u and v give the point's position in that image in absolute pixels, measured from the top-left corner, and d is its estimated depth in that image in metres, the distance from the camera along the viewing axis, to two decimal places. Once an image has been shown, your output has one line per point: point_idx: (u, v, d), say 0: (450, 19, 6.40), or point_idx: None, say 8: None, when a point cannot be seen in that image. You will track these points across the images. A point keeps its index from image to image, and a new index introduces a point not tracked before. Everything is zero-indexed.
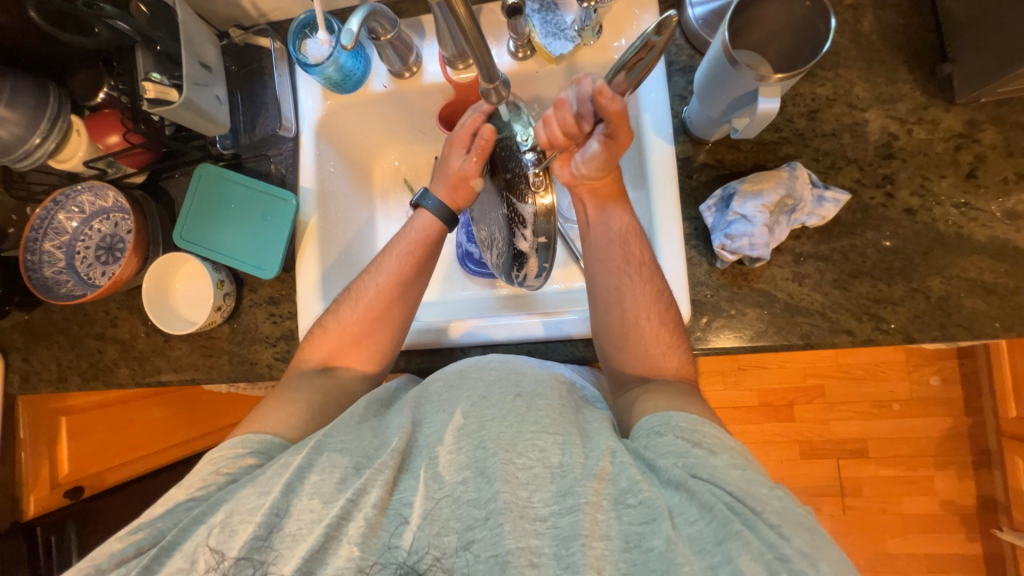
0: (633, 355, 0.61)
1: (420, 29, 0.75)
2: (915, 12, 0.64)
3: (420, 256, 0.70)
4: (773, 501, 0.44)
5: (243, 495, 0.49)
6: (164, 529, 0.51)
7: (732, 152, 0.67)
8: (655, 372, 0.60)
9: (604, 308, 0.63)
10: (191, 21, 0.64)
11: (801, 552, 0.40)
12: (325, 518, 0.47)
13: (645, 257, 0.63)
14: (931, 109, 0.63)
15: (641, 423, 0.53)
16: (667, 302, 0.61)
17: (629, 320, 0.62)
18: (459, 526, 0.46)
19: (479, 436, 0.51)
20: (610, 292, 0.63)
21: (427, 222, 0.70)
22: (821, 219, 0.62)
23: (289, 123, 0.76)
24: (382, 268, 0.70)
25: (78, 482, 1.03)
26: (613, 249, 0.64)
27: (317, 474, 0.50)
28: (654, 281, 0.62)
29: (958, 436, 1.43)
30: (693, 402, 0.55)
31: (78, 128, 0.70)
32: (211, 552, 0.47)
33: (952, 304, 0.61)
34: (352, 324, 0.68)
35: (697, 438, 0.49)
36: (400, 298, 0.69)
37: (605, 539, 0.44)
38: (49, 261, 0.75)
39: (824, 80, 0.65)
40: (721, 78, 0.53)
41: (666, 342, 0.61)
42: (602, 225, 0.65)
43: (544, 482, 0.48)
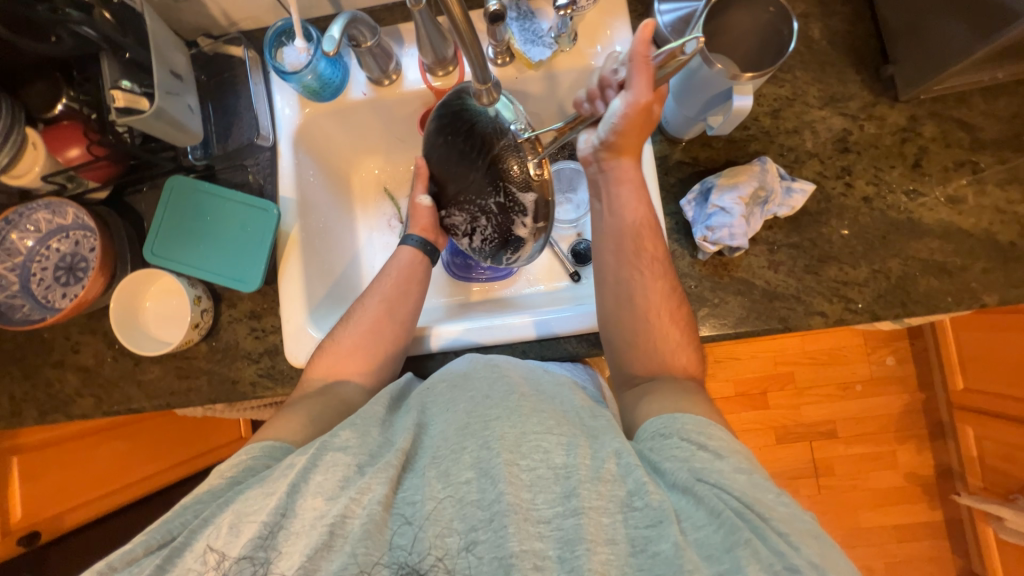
0: (643, 353, 0.62)
1: (398, 37, 0.75)
2: (857, 19, 0.71)
3: (406, 287, 0.72)
4: (779, 507, 0.44)
5: (251, 496, 0.47)
6: (175, 528, 0.48)
7: (706, 150, 0.70)
8: (661, 368, 0.61)
9: (616, 298, 0.64)
10: (160, 29, 0.62)
11: (811, 563, 0.40)
12: (327, 516, 0.45)
13: (657, 249, 0.64)
14: (878, 107, 0.69)
15: (647, 425, 0.54)
16: (677, 298, 0.63)
17: (640, 314, 0.62)
18: (461, 527, 0.45)
19: (483, 437, 0.50)
20: (620, 287, 0.64)
21: (410, 256, 0.74)
22: (791, 209, 0.67)
23: (266, 132, 0.74)
24: (372, 293, 0.72)
25: (34, 527, 0.93)
26: (625, 241, 0.64)
27: (321, 474, 0.48)
28: (664, 278, 0.63)
29: (914, 411, 1.54)
30: (697, 400, 0.56)
31: (34, 141, 0.65)
32: (213, 552, 0.45)
33: (909, 283, 0.67)
34: (344, 355, 0.67)
35: (703, 441, 0.50)
36: (390, 326, 0.70)
37: (610, 544, 0.44)
38: (1, 285, 0.70)
39: (783, 82, 0.71)
40: (697, 79, 0.56)
41: (672, 339, 0.62)
42: (604, 218, 0.66)
43: (548, 484, 0.47)
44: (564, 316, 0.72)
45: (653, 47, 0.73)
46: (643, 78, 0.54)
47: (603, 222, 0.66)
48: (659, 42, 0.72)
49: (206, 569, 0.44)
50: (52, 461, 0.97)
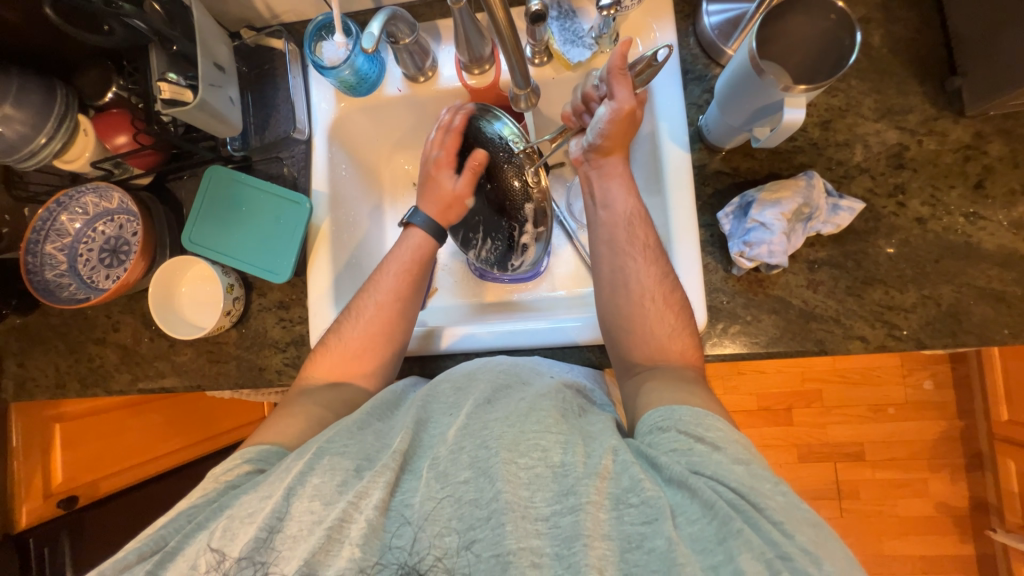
0: (639, 339, 0.61)
1: (436, 34, 0.75)
2: (924, 26, 0.66)
3: (415, 274, 0.70)
4: (777, 496, 0.43)
5: (244, 501, 0.49)
6: (167, 535, 0.49)
7: (748, 160, 0.67)
8: (660, 354, 0.59)
9: (609, 287, 0.64)
10: (206, 22, 0.63)
11: (803, 550, 0.39)
12: (325, 520, 0.46)
13: (650, 240, 0.64)
14: (940, 121, 0.65)
15: (645, 418, 0.53)
16: (673, 283, 0.62)
17: (633, 299, 0.62)
18: (460, 526, 0.46)
19: (482, 436, 0.50)
20: (614, 276, 0.64)
21: (421, 240, 0.71)
22: (836, 227, 0.63)
23: (302, 125, 0.75)
24: (379, 284, 0.69)
25: (73, 491, 1.00)
26: (619, 232, 0.65)
27: (318, 476, 0.49)
28: (658, 264, 0.62)
29: (950, 439, 1.46)
30: (698, 391, 0.54)
31: (85, 127, 0.68)
32: (212, 553, 0.46)
33: (962, 311, 0.63)
34: (352, 341, 0.66)
35: (701, 433, 0.48)
36: (400, 316, 0.68)
37: (606, 540, 0.43)
38: (51, 264, 0.73)
39: (836, 91, 0.67)
40: (745, 88, 0.53)
41: (667, 325, 0.60)
42: (608, 215, 0.66)
43: (547, 482, 0.47)
44: (587, 324, 0.71)
45: (699, 50, 0.70)
46: (624, 85, 0.59)
47: (597, 215, 0.68)
48: (705, 45, 0.69)
49: (205, 570, 0.45)
50: (91, 429, 1.02)
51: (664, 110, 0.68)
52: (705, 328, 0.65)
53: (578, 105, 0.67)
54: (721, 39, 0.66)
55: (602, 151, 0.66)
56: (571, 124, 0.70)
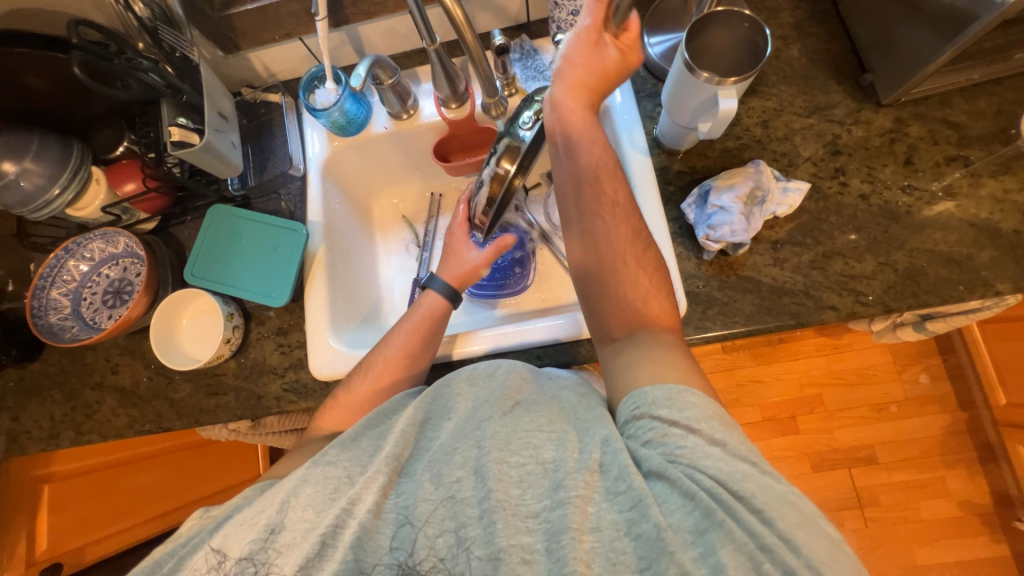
0: (615, 302, 0.61)
1: (416, 78, 0.85)
2: (833, 39, 0.77)
3: (427, 333, 0.70)
4: (755, 477, 0.44)
5: (239, 518, 0.50)
6: (162, 561, 0.50)
7: (703, 159, 0.75)
8: (638, 317, 0.60)
9: (584, 245, 0.64)
10: (211, 78, 0.72)
11: (783, 536, 0.40)
12: (320, 526, 0.47)
13: (618, 197, 0.63)
14: (863, 112, 0.74)
15: (621, 407, 0.53)
16: (645, 241, 0.63)
17: (608, 262, 0.62)
18: (453, 524, 0.46)
19: (475, 435, 0.50)
20: (586, 237, 0.64)
21: (434, 301, 0.72)
22: (789, 207, 0.69)
23: (298, 164, 0.82)
24: (392, 341, 0.70)
25: (57, 559, 0.95)
26: (584, 189, 0.64)
27: (311, 487, 0.50)
28: (629, 223, 0.63)
29: (958, 432, 1.45)
30: (673, 362, 0.54)
31: (98, 176, 0.74)
32: (213, 554, 0.48)
33: (918, 274, 0.67)
34: (361, 393, 0.66)
35: (675, 416, 0.48)
36: (407, 370, 0.68)
37: (595, 532, 0.44)
38: (55, 308, 0.76)
39: (769, 95, 0.76)
40: (685, 90, 0.62)
41: (641, 287, 0.61)
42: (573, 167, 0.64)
43: (537, 479, 0.47)
44: (572, 322, 0.74)
45: (647, 74, 0.81)
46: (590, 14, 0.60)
47: (560, 166, 0.65)
48: (651, 68, 0.80)
49: (210, 569, 0.47)
50: (83, 490, 1.00)
51: (623, 123, 0.77)
52: (686, 312, 0.69)
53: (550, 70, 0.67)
54: (664, 62, 0.77)
55: (567, 81, 0.62)
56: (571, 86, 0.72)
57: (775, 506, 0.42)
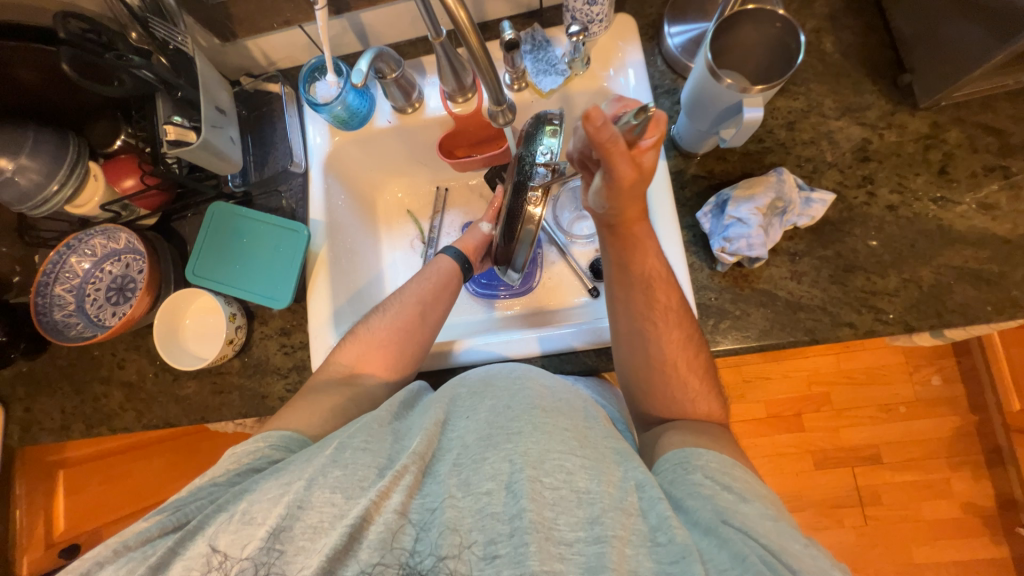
0: (661, 400, 0.61)
1: (421, 69, 0.81)
2: (870, 32, 0.72)
3: (439, 284, 0.73)
4: (807, 558, 0.41)
5: (266, 487, 0.47)
6: (190, 512, 0.48)
7: (721, 163, 0.71)
8: (684, 415, 0.60)
9: (631, 349, 0.62)
10: (209, 71, 0.69)
11: None
12: (347, 515, 0.45)
13: (670, 301, 0.62)
14: (898, 115, 0.69)
15: (666, 457, 0.53)
16: (695, 344, 0.62)
17: (654, 364, 0.61)
18: (482, 538, 0.44)
19: (506, 450, 0.49)
20: (634, 338, 0.62)
21: (446, 266, 0.76)
22: (811, 219, 0.66)
23: (299, 159, 0.80)
24: (407, 292, 0.72)
25: (74, 540, 1.01)
26: (636, 292, 0.62)
27: (340, 470, 0.48)
28: (680, 326, 0.61)
29: (967, 435, 1.43)
30: (720, 439, 0.55)
31: (95, 173, 0.73)
32: (226, 548, 0.44)
33: (944, 292, 0.64)
34: (380, 332, 0.68)
35: (727, 482, 0.48)
36: (422, 315, 0.70)
37: (633, 575, 0.41)
38: (60, 305, 0.76)
39: (797, 95, 0.71)
40: (709, 95, 0.58)
41: (688, 389, 0.60)
42: (626, 269, 0.63)
43: (571, 506, 0.45)
44: (578, 330, 0.72)
45: (666, 68, 0.76)
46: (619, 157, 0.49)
47: (611, 270, 0.65)
48: (671, 62, 0.75)
49: (212, 568, 0.43)
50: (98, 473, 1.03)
51: None
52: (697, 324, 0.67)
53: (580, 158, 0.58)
54: (684, 55, 0.72)
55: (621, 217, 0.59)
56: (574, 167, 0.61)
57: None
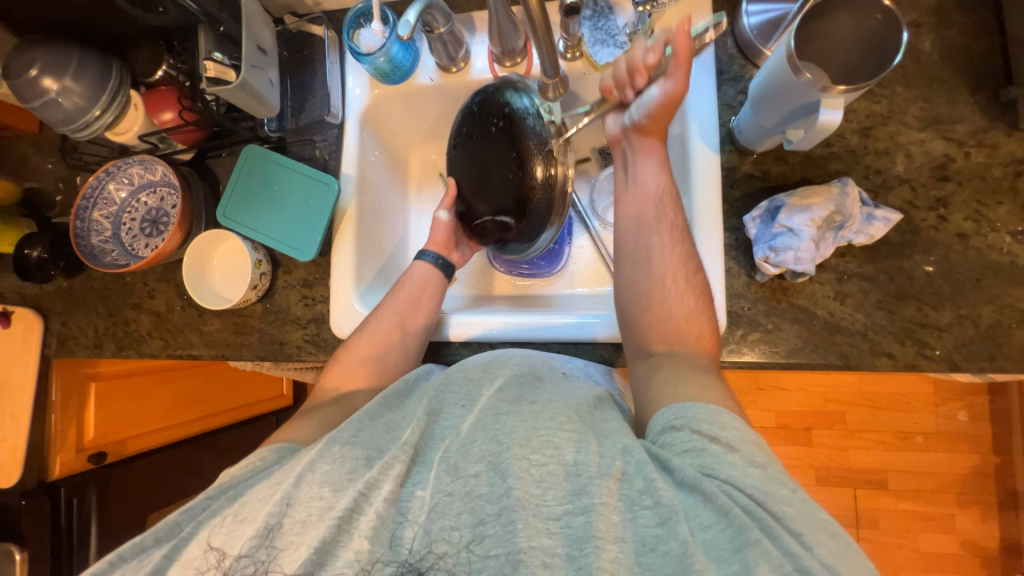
0: (656, 320, 0.61)
1: (470, 25, 0.76)
2: (978, 33, 0.63)
3: (419, 293, 0.74)
4: (795, 503, 0.42)
5: (257, 493, 0.49)
6: (182, 522, 0.50)
7: (780, 164, 0.66)
8: (678, 337, 0.59)
9: (634, 263, 0.64)
10: (253, 5, 0.66)
11: (823, 564, 0.38)
12: (335, 507, 0.45)
13: (677, 218, 0.63)
14: (991, 133, 0.62)
15: (656, 419, 0.51)
16: (697, 266, 0.61)
17: (654, 278, 0.62)
18: (470, 520, 0.45)
19: (493, 430, 0.49)
20: (638, 251, 0.64)
21: (425, 271, 0.76)
22: (869, 238, 0.61)
23: (336, 110, 0.78)
24: (386, 305, 0.73)
25: (102, 448, 1.03)
26: (647, 208, 0.64)
27: (327, 464, 0.49)
28: (682, 244, 0.62)
29: (984, 475, 1.38)
30: (713, 385, 0.53)
31: (135, 103, 0.72)
32: (218, 548, 0.46)
33: (1002, 334, 0.59)
34: (359, 350, 0.70)
35: (715, 432, 0.47)
36: (401, 327, 0.71)
37: (619, 542, 0.42)
38: (97, 230, 0.78)
39: (879, 97, 0.64)
40: (780, 89, 0.53)
41: (687, 304, 0.60)
42: (639, 183, 0.66)
43: (559, 481, 0.46)
44: (605, 321, 0.70)
45: (736, 51, 0.69)
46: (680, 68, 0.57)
47: (627, 189, 0.67)
48: (743, 45, 0.68)
49: (208, 567, 0.45)
50: (122, 391, 1.06)
51: (696, 110, 0.67)
52: (724, 333, 0.64)
53: (621, 74, 0.60)
54: (759, 39, 0.65)
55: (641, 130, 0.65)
56: (612, 97, 0.63)
57: (814, 532, 0.40)
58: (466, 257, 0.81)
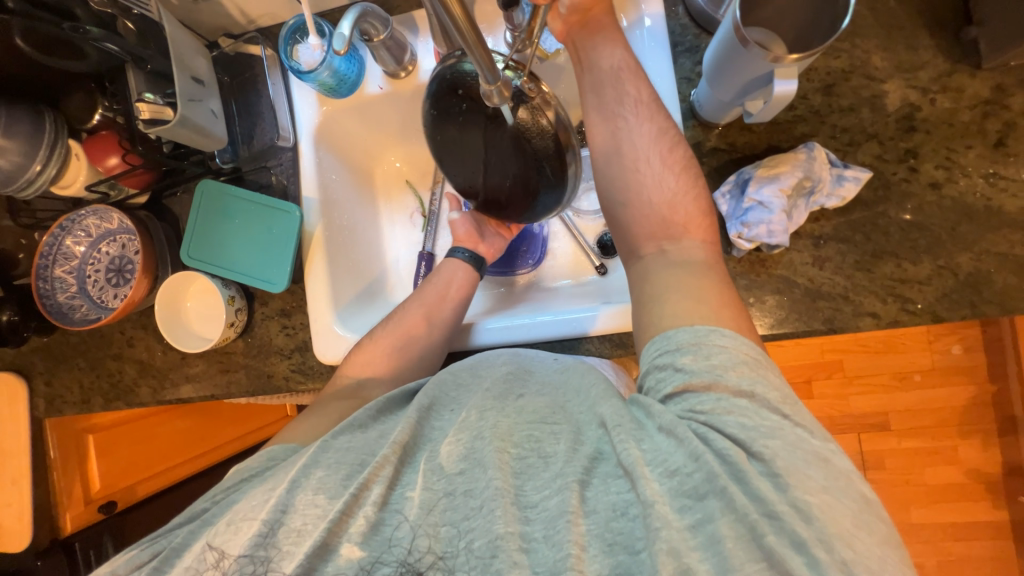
0: (638, 210, 0.60)
1: (412, 25, 0.73)
2: None
3: (449, 292, 0.74)
4: (767, 442, 0.41)
5: (249, 498, 0.48)
6: (177, 535, 0.50)
7: (745, 134, 0.64)
8: (666, 224, 0.58)
9: (607, 155, 0.62)
10: (180, 35, 0.63)
11: (795, 506, 0.38)
12: (329, 513, 0.45)
13: (642, 95, 0.61)
14: (955, 76, 0.60)
15: (645, 355, 0.51)
16: (673, 140, 0.60)
17: (628, 165, 0.61)
18: (454, 517, 0.44)
19: (476, 427, 0.48)
20: (608, 142, 0.62)
21: (455, 267, 0.76)
22: (841, 200, 0.60)
23: (287, 133, 0.75)
24: (414, 299, 0.73)
25: (111, 496, 1.05)
26: (608, 91, 0.62)
27: (321, 470, 0.48)
28: (653, 120, 0.60)
29: (982, 405, 1.41)
30: (704, 292, 0.52)
31: (77, 152, 0.71)
32: (214, 550, 0.46)
33: (982, 280, 0.59)
34: (383, 340, 0.69)
35: (698, 365, 0.46)
36: (430, 319, 0.71)
37: (590, 516, 0.42)
38: (62, 287, 0.76)
39: (839, 51, 0.62)
40: (732, 60, 0.51)
41: (667, 188, 0.59)
42: (596, 69, 0.62)
43: (537, 471, 0.46)
44: (592, 313, 0.68)
45: (688, 20, 0.66)
46: None
47: (584, 80, 0.64)
48: (695, 13, 0.66)
49: (206, 567, 0.45)
50: (123, 438, 1.06)
51: (652, 89, 0.65)
52: None
53: None
54: (710, 4, 0.63)
55: (580, 9, 0.60)
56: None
57: (795, 471, 0.39)
58: (495, 246, 0.80)
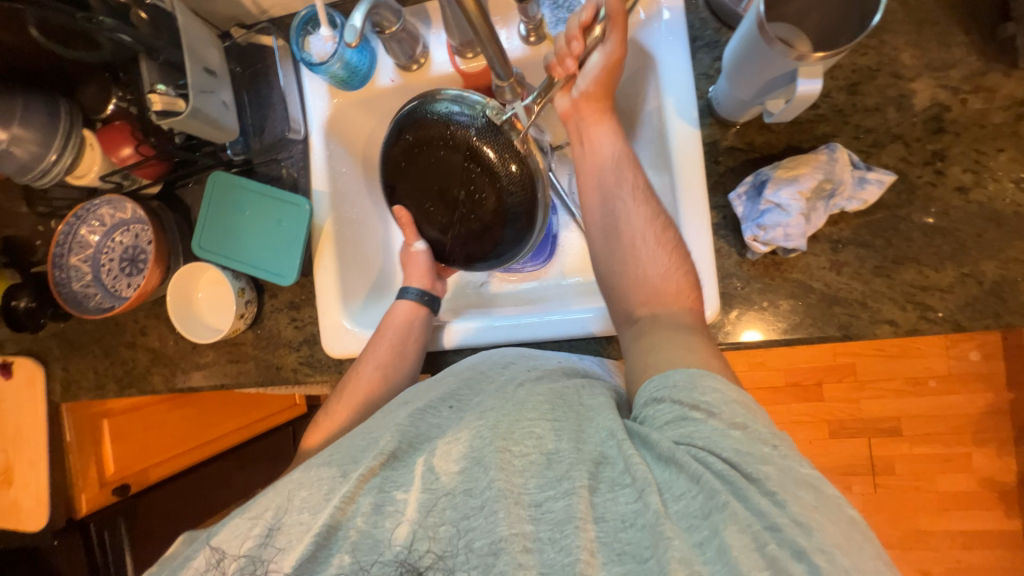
0: (632, 284, 0.60)
1: (425, 17, 0.72)
2: None
3: (398, 343, 0.69)
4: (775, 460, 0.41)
5: (233, 522, 0.48)
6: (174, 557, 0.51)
7: (764, 133, 0.62)
8: (655, 295, 0.58)
9: (604, 234, 0.64)
10: (192, 25, 0.63)
11: (796, 521, 0.37)
12: (313, 527, 0.45)
13: (638, 182, 0.63)
14: (989, 75, 0.58)
15: (641, 391, 0.50)
16: (666, 223, 0.61)
17: (625, 241, 0.61)
18: (455, 516, 0.45)
19: (477, 426, 0.48)
20: (605, 221, 0.64)
21: (406, 311, 0.71)
22: (863, 203, 0.58)
23: (297, 125, 0.75)
24: (366, 357, 0.69)
25: (124, 479, 1.05)
26: (608, 175, 0.64)
27: (305, 489, 0.48)
28: (648, 204, 0.62)
29: (999, 412, 1.37)
30: (694, 349, 0.51)
31: (91, 142, 0.71)
32: (213, 552, 0.47)
33: (1007, 289, 0.57)
34: (337, 413, 0.67)
35: (695, 399, 0.45)
36: (384, 382, 0.67)
37: (599, 522, 0.42)
38: (77, 276, 0.77)
39: (866, 48, 0.60)
40: (754, 57, 0.49)
41: (660, 265, 0.59)
42: (597, 156, 0.65)
43: (539, 469, 0.45)
44: (598, 314, 0.67)
45: (708, 14, 0.65)
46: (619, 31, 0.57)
47: (584, 163, 0.67)
48: (716, 7, 0.64)
49: (209, 568, 0.46)
50: (137, 422, 1.09)
51: (670, 83, 0.62)
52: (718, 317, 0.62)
53: (562, 49, 0.56)
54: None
55: (590, 98, 0.65)
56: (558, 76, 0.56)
57: (789, 489, 0.39)
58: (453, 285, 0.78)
